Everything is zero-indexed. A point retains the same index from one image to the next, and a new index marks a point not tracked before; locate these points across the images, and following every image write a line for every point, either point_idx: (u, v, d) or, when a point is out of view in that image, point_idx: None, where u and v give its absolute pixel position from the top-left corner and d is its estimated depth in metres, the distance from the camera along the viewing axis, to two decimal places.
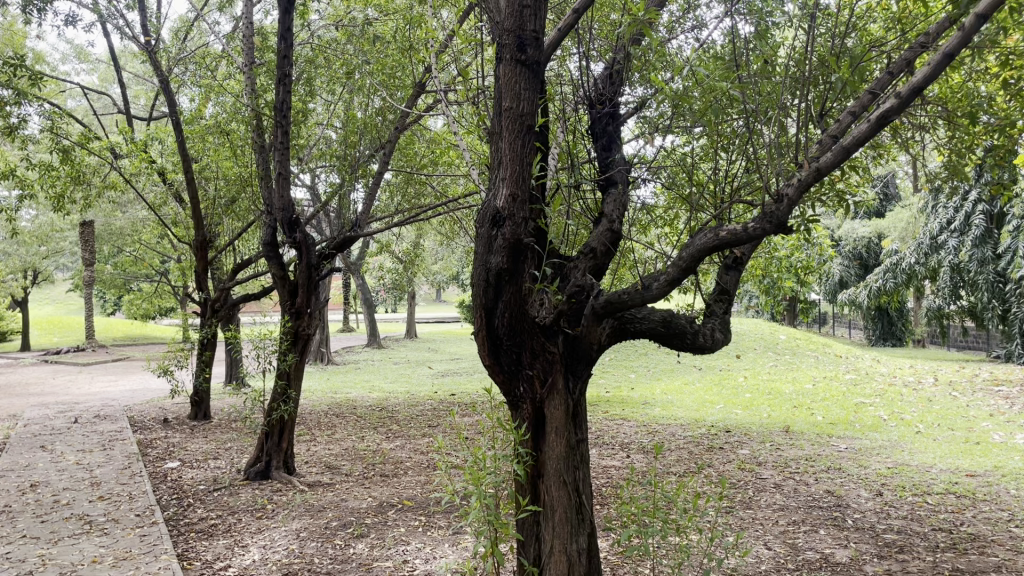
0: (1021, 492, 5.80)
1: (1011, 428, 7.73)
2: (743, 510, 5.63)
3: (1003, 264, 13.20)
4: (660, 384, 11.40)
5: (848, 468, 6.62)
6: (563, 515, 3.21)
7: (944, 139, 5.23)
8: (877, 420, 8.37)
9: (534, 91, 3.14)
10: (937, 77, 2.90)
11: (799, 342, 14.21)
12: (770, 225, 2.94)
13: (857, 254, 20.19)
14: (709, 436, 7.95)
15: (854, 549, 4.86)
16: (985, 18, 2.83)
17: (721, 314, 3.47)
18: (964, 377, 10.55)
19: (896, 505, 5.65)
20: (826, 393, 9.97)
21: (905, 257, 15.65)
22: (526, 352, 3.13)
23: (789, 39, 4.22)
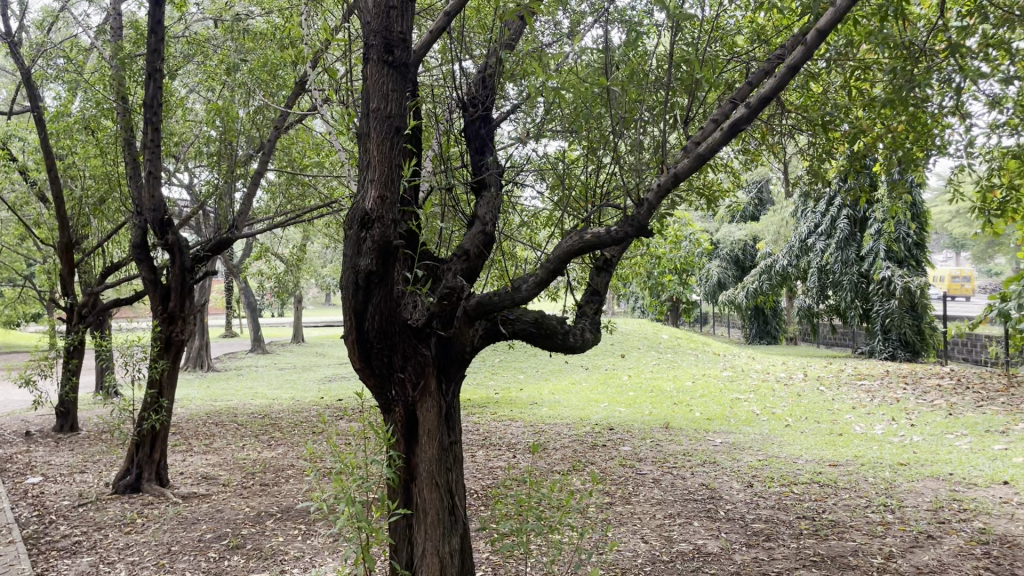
0: (878, 479, 6.18)
1: (871, 420, 8.22)
2: (623, 505, 5.77)
3: (866, 265, 14.05)
4: (547, 384, 11.54)
5: (722, 461, 6.91)
6: (435, 516, 3.21)
7: (805, 146, 5.54)
8: (750, 415, 8.74)
9: (401, 92, 3.12)
10: (783, 89, 3.08)
11: (681, 341, 14.67)
12: (631, 229, 3.09)
13: (735, 257, 21.12)
14: (593, 434, 8.10)
15: (725, 539, 5.06)
16: (825, 33, 3.03)
17: (592, 315, 3.63)
18: (830, 372, 11.17)
19: (764, 496, 5.92)
20: (704, 389, 10.34)
21: (779, 259, 16.49)
22: (398, 354, 3.09)
23: (660, 48, 4.38)
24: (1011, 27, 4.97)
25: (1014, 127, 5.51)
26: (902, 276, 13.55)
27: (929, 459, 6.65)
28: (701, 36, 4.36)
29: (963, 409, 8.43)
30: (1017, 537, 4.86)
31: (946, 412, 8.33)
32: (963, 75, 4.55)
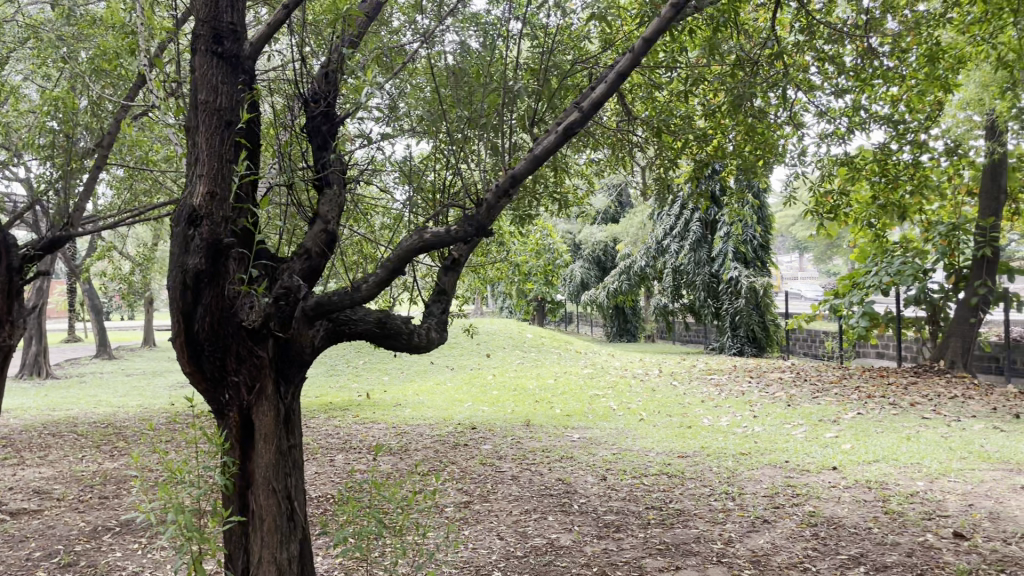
0: (721, 469, 6.51)
1: (718, 412, 8.64)
2: (481, 503, 5.82)
3: (716, 265, 14.84)
4: (412, 386, 11.47)
5: (578, 456, 7.09)
6: (272, 523, 3.14)
7: (651, 151, 5.77)
8: (607, 410, 9.01)
9: (234, 85, 3.06)
10: (615, 93, 3.27)
11: (545, 339, 14.94)
12: (471, 229, 3.25)
13: (597, 258, 21.76)
14: (454, 434, 8.11)
15: (577, 532, 5.19)
16: (652, 42, 3.24)
17: (438, 315, 3.65)
18: (683, 368, 11.67)
19: (616, 489, 6.11)
20: (564, 387, 10.58)
21: (637, 260, 17.10)
22: (231, 356, 2.99)
23: (509, 52, 4.44)
24: (837, 45, 5.36)
25: (840, 137, 5.94)
26: (747, 277, 14.37)
27: (768, 448, 7.06)
28: (549, 42, 4.47)
29: (800, 400, 9.01)
30: (842, 518, 5.23)
31: (785, 403, 8.88)
32: (790, 88, 4.87)
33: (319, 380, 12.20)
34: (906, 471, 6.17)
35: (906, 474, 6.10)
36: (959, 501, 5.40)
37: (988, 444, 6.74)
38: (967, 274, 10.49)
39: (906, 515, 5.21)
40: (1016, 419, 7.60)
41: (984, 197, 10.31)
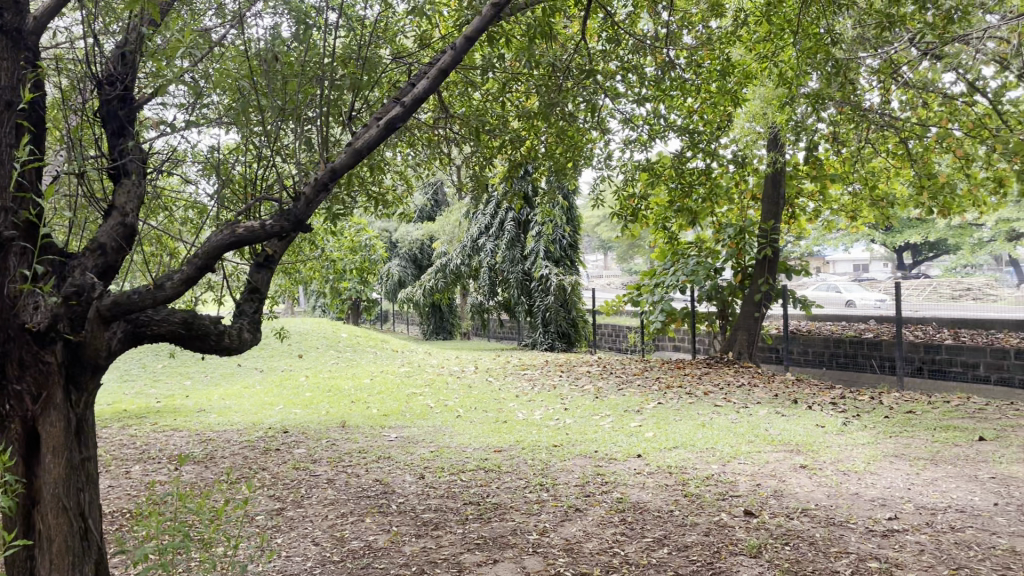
0: (536, 461, 6.70)
1: (531, 406, 8.88)
2: (294, 509, 5.62)
3: (529, 264, 15.26)
4: (217, 390, 10.89)
5: (396, 455, 7.03)
6: (63, 544, 2.87)
7: (468, 150, 5.83)
8: (424, 408, 9.01)
9: (12, 62, 2.76)
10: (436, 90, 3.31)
11: (359, 339, 14.71)
12: (288, 223, 3.14)
13: (412, 256, 21.71)
14: (265, 439, 7.79)
15: (395, 533, 5.14)
16: (473, 42, 3.33)
17: (251, 314, 3.52)
18: (498, 364, 11.89)
19: (434, 486, 6.12)
20: (381, 386, 10.45)
21: (452, 258, 17.24)
22: (12, 361, 2.72)
23: (322, 43, 4.33)
24: (641, 55, 5.68)
25: (643, 144, 6.30)
26: (557, 275, 14.86)
27: (579, 439, 7.35)
28: (364, 36, 4.41)
29: (607, 393, 9.45)
30: (647, 503, 5.54)
31: (593, 396, 9.29)
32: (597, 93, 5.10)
33: (112, 386, 11.29)
34: (703, 456, 6.64)
35: (702, 458, 6.57)
36: (749, 481, 5.89)
37: (772, 428, 7.40)
38: (752, 272, 11.45)
39: (703, 497, 5.61)
40: (794, 404, 8.39)
41: (766, 202, 11.31)
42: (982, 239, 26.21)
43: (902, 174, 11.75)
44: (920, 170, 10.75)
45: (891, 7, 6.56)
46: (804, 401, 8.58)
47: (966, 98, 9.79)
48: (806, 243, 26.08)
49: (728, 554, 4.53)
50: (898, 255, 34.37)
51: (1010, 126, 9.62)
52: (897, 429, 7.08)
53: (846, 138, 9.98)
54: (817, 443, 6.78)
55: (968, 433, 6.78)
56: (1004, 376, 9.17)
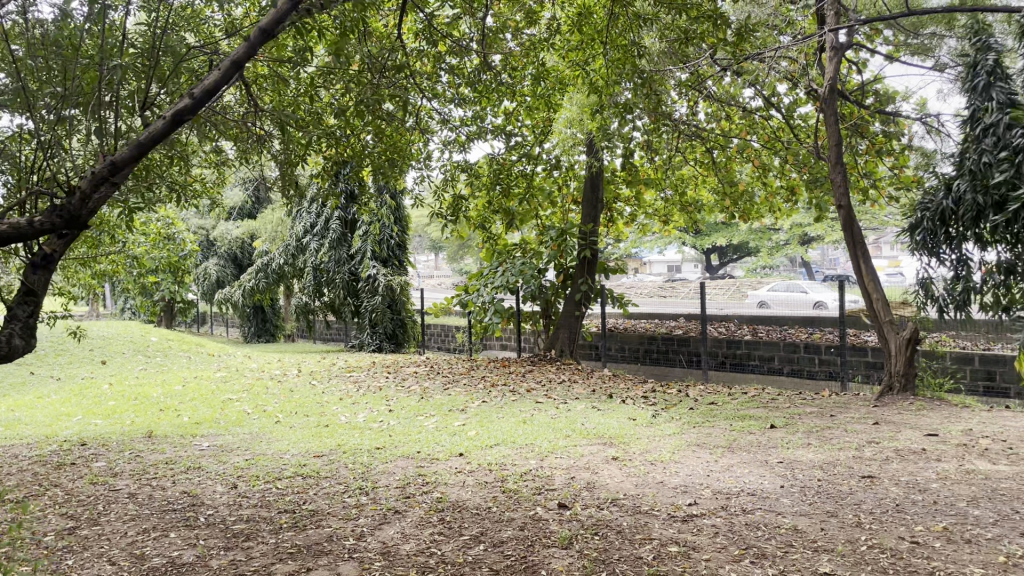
0: (356, 465, 6.58)
1: (354, 409, 8.73)
2: (90, 527, 5.21)
3: (355, 263, 14.99)
4: (4, 401, 9.89)
5: (207, 465, 6.68)
6: None
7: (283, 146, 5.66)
8: (241, 414, 8.64)
9: None
10: (229, 82, 3.39)
11: (172, 343, 13.88)
12: (62, 221, 3.33)
13: (232, 255, 20.79)
14: (58, 453, 7.16)
15: (202, 547, 4.89)
16: (269, 34, 3.43)
17: (24, 319, 3.83)
18: (322, 367, 11.61)
19: (247, 496, 5.87)
20: (194, 392, 9.91)
21: (275, 258, 16.65)
22: None
23: (116, 26, 4.08)
24: (457, 56, 5.77)
25: (461, 145, 6.40)
26: (385, 275, 14.71)
27: (401, 440, 7.30)
28: (163, 21, 4.20)
29: (432, 393, 9.46)
30: (466, 501, 5.59)
31: (418, 397, 9.26)
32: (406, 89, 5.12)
33: None
34: (522, 452, 6.79)
35: (521, 454, 6.72)
36: (564, 474, 6.09)
37: (588, 422, 7.69)
38: (573, 273, 11.85)
39: (520, 492, 5.73)
40: (609, 399, 8.77)
41: (586, 205, 11.75)
42: (779, 243, 28.60)
43: (708, 181, 12.59)
44: (723, 178, 11.58)
45: (692, 25, 7.03)
46: (619, 396, 8.99)
47: (763, 112, 10.62)
48: (623, 246, 27.35)
49: (540, 547, 4.64)
50: (706, 257, 36.80)
51: (799, 139, 10.56)
52: (700, 419, 7.57)
53: (658, 146, 10.55)
54: (628, 435, 7.12)
55: (761, 421, 7.36)
56: (795, 368, 10.04)
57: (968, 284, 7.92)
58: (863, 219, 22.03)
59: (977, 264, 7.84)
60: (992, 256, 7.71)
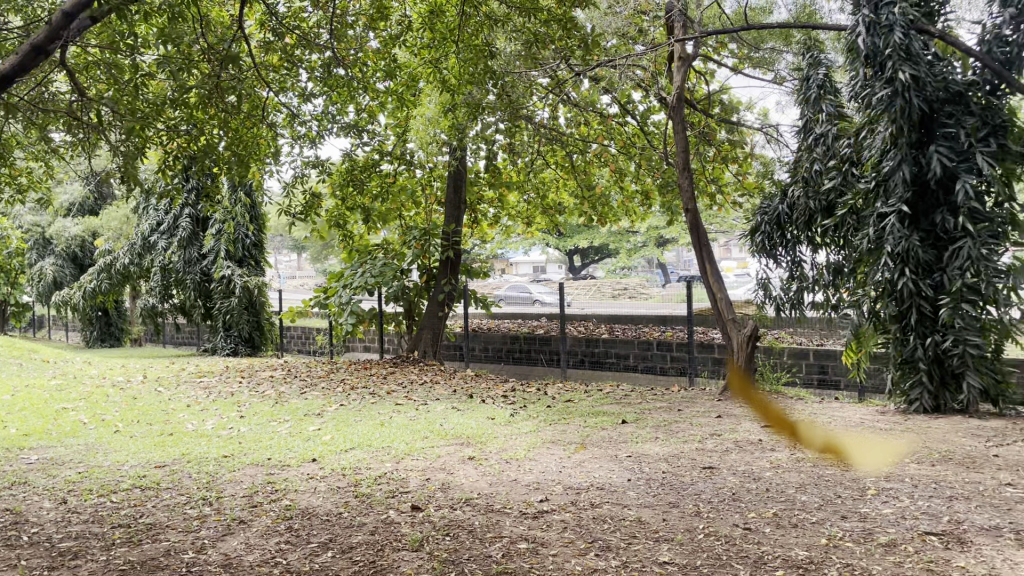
0: (201, 474, 6.28)
1: (203, 416, 8.35)
2: None
3: (207, 263, 14.35)
4: None
5: (33, 480, 6.19)
6: None
7: (117, 137, 5.34)
8: (76, 425, 8.07)
9: None
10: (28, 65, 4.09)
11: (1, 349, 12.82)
12: None
13: (72, 254, 19.46)
14: None
15: (22, 568, 4.51)
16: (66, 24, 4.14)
17: None
18: (170, 373, 11.03)
19: (77, 511, 5.48)
20: (24, 402, 9.18)
21: (120, 257, 15.70)
22: None
23: None
24: (304, 49, 5.69)
25: (312, 140, 6.38)
26: (240, 276, 14.17)
27: (251, 447, 7.03)
28: None
29: (288, 397, 9.18)
30: (316, 507, 5.44)
31: (273, 401, 8.96)
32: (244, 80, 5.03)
33: None
34: (378, 455, 6.68)
35: (376, 457, 6.61)
36: (418, 476, 6.03)
37: (446, 423, 7.66)
38: (436, 273, 11.80)
39: (372, 496, 5.63)
40: (469, 399, 8.79)
41: (449, 205, 11.71)
42: (638, 245, 29.69)
43: (568, 184, 12.87)
44: (582, 182, 11.86)
45: (542, 29, 7.19)
46: (478, 396, 9.02)
47: (619, 118, 10.96)
48: (489, 247, 27.58)
49: (390, 551, 4.57)
50: (570, 258, 37.63)
51: (652, 145, 10.94)
52: (556, 417, 7.72)
53: (521, 148, 10.68)
54: (485, 435, 7.15)
55: (614, 417, 7.57)
56: (649, 365, 10.41)
57: (802, 284, 8.33)
58: (713, 223, 23.21)
59: (810, 266, 8.28)
60: (823, 257, 8.18)
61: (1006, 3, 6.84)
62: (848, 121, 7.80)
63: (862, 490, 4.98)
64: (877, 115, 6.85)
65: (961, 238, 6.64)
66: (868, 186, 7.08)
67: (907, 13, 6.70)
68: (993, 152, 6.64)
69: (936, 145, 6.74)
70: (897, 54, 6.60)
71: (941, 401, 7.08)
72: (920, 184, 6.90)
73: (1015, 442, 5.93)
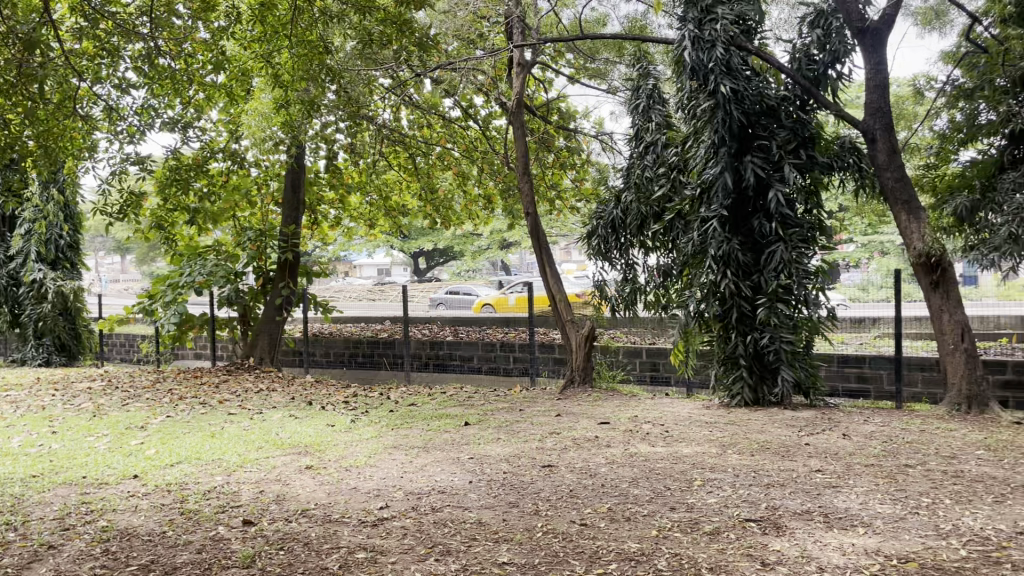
0: (4, 497, 5.71)
1: (7, 433, 7.62)
2: None
3: (15, 266, 13.15)
4: None
5: None
6: None
7: None
8: None
9: None
10: None
11: None
12: None
13: None
14: None
15: None
16: None
17: None
18: None
19: None
20: None
21: None
22: None
23: None
24: (121, 36, 5.32)
25: (132, 134, 5.98)
26: (54, 280, 13.09)
27: (64, 466, 6.47)
28: None
29: (108, 410, 8.55)
30: (137, 527, 5.07)
31: (90, 415, 8.32)
32: (48, 66, 4.62)
33: None
34: (208, 468, 6.32)
35: (206, 471, 6.26)
36: (251, 489, 5.76)
37: (282, 432, 7.38)
38: (273, 276, 11.36)
39: (200, 512, 5.32)
40: (307, 406, 8.53)
41: (286, 205, 11.15)
42: (481, 248, 30.06)
43: (411, 187, 12.79)
44: (425, 185, 11.83)
45: (380, 29, 7.10)
46: (318, 402, 8.75)
47: (461, 122, 11.00)
48: (331, 249, 27.02)
49: (219, 569, 4.32)
50: (414, 261, 37.51)
51: (493, 150, 11.07)
52: (398, 422, 7.62)
53: (361, 150, 10.49)
54: (324, 442, 6.95)
55: (456, 420, 7.57)
56: (491, 366, 10.55)
57: (635, 286, 8.73)
58: (554, 226, 23.89)
59: (641, 268, 8.70)
60: (653, 260, 8.59)
61: (813, 24, 7.51)
62: (675, 130, 8.21)
63: (690, 481, 5.22)
64: (701, 125, 7.24)
65: (774, 243, 7.22)
66: (693, 193, 7.47)
67: (729, 30, 7.06)
68: (802, 163, 7.24)
69: (751, 155, 7.19)
70: (719, 68, 7.01)
71: (760, 395, 7.51)
72: (739, 191, 7.38)
73: (824, 431, 6.43)
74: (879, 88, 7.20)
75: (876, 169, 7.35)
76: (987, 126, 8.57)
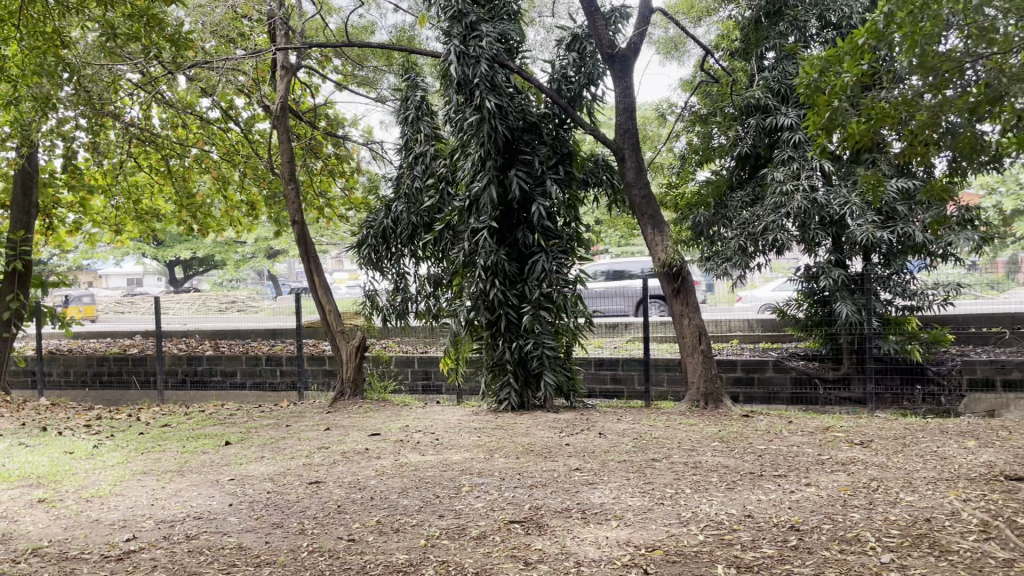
0: None
1: None
2: None
3: None
4: None
5: None
6: None
7: None
8: None
9: None
10: None
11: None
12: None
13: None
14: None
15: None
16: None
17: None
18: None
19: None
20: None
21: None
22: None
23: None
24: None
25: None
26: None
27: None
28: None
29: None
30: None
31: None
32: None
33: None
34: None
35: None
36: None
37: (9, 463, 6.55)
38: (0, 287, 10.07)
39: None
40: (41, 432, 7.64)
41: (14, 208, 10.00)
42: (245, 257, 28.80)
43: (164, 191, 11.95)
44: (181, 189, 11.09)
45: (128, 22, 6.58)
46: (53, 428, 7.87)
47: (221, 123, 10.45)
48: (73, 257, 24.56)
49: None
50: (171, 269, 35.10)
51: (254, 155, 10.61)
52: (148, 445, 7.04)
53: (107, 150, 9.65)
54: (60, 472, 6.25)
55: (215, 439, 7.15)
56: (257, 381, 10.07)
57: (406, 295, 8.71)
58: (322, 234, 23.44)
59: (413, 277, 8.68)
60: (424, 269, 8.64)
61: (569, 47, 7.97)
62: (443, 142, 8.33)
63: (458, 488, 5.30)
64: (468, 138, 7.41)
65: (537, 253, 7.58)
66: (462, 204, 7.62)
67: (492, 47, 7.28)
68: (561, 178, 7.65)
69: (515, 169, 7.50)
70: (483, 83, 7.20)
71: (525, 398, 7.83)
72: (505, 204, 7.65)
73: (582, 431, 6.81)
74: (627, 110, 7.76)
75: (626, 185, 7.91)
76: (719, 148, 9.52)
